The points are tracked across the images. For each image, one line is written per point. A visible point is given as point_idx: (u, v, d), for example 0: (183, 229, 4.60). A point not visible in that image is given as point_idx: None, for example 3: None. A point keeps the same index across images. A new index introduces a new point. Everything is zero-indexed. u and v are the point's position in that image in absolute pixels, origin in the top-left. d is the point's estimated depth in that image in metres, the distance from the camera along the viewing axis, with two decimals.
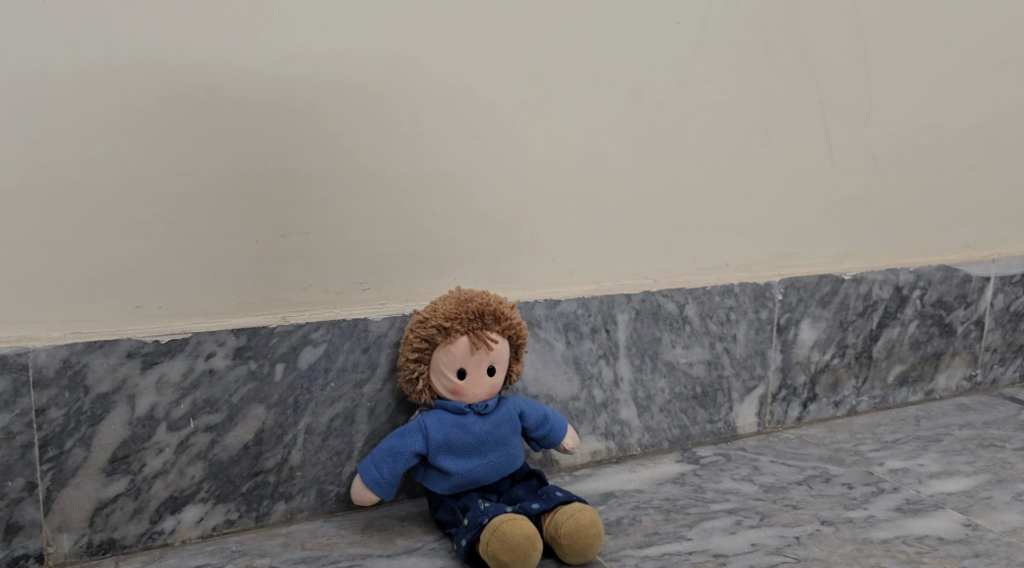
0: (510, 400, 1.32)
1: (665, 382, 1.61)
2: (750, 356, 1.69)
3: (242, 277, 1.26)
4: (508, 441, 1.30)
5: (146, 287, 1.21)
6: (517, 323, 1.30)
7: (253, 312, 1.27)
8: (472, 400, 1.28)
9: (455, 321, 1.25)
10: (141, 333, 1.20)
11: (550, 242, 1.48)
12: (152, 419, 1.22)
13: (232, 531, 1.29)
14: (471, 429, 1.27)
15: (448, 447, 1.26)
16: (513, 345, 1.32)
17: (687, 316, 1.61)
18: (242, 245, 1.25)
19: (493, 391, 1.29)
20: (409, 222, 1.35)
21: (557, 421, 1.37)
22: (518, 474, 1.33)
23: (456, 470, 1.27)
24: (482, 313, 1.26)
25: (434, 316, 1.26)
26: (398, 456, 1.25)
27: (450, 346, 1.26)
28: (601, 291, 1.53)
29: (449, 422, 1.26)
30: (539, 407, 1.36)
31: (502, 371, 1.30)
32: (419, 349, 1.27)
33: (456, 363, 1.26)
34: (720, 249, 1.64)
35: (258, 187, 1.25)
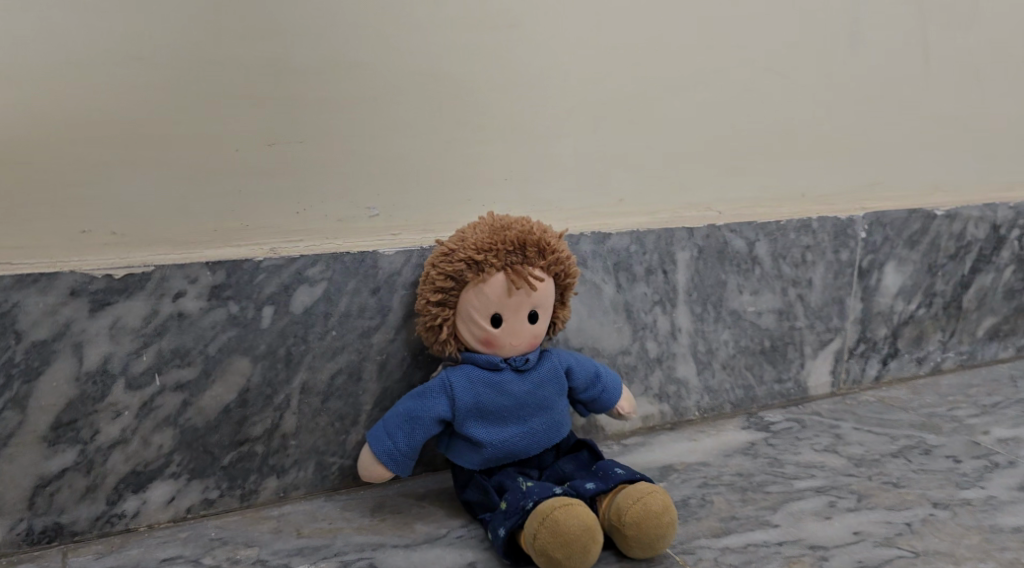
0: (554, 353, 1.07)
1: (729, 335, 1.36)
2: (826, 307, 1.43)
3: (219, 198, 1.00)
4: (553, 405, 1.05)
5: (96, 207, 0.95)
6: (566, 258, 1.04)
7: (235, 243, 1.01)
8: (508, 352, 1.02)
9: (489, 253, 0.99)
10: (91, 265, 0.94)
11: (599, 163, 1.22)
12: (106, 374, 0.96)
13: (211, 514, 1.04)
14: (508, 390, 1.02)
15: (479, 412, 1.01)
16: (560, 286, 1.06)
17: (757, 256, 1.34)
18: (219, 156, 0.99)
19: (535, 342, 1.04)
20: (428, 134, 1.09)
21: (610, 380, 1.11)
22: (565, 444, 1.08)
23: (488, 441, 1.02)
24: (523, 244, 1.00)
25: (462, 247, 1.00)
26: (416, 422, 1.00)
27: (482, 286, 1.00)
28: (657, 224, 1.27)
29: (479, 381, 1.01)
30: (589, 363, 1.10)
31: (547, 318, 1.04)
32: (443, 289, 1.01)
33: (492, 309, 1.00)
34: (796, 177, 1.37)
35: (237, 81, 0.98)
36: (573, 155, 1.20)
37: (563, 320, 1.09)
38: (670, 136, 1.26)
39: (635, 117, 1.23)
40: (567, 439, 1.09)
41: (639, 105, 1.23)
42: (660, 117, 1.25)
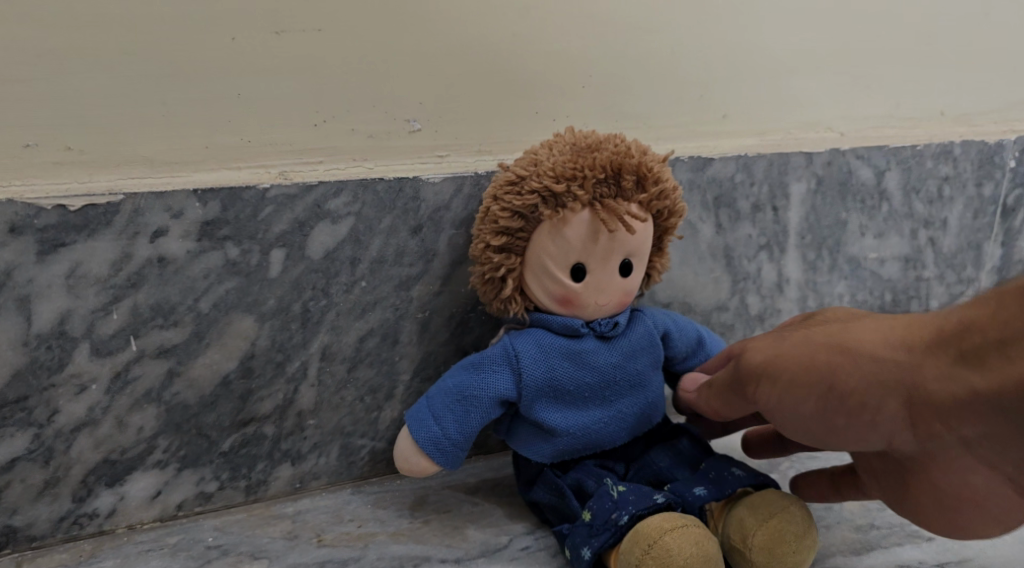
0: (649, 313, 0.83)
1: (845, 287, 1.10)
2: (961, 253, 1.17)
3: (211, 103, 0.75)
4: (647, 383, 0.81)
5: (45, 112, 0.71)
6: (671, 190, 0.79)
7: (233, 164, 0.77)
8: (591, 314, 0.79)
9: (572, 184, 0.74)
10: (37, 193, 0.71)
11: (699, 68, 0.95)
12: (62, 339, 0.73)
13: (208, 511, 0.82)
14: (590, 362, 0.79)
15: (552, 389, 0.78)
16: (659, 228, 0.81)
17: (886, 190, 1.08)
18: (210, 45, 0.74)
19: (626, 300, 0.80)
20: (483, 22, 0.83)
21: (714, 345, 0.87)
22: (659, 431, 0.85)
23: (564, 428, 0.79)
24: (617, 172, 0.75)
25: (537, 174, 0.75)
26: (472, 402, 0.77)
27: (561, 227, 0.75)
28: (768, 147, 1.00)
29: (553, 352, 0.78)
30: (689, 324, 0.86)
31: (642, 270, 0.80)
32: (509, 230, 0.76)
33: (575, 258, 0.76)
34: (937, 90, 1.10)
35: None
36: (666, 57, 0.93)
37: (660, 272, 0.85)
38: (787, 33, 0.99)
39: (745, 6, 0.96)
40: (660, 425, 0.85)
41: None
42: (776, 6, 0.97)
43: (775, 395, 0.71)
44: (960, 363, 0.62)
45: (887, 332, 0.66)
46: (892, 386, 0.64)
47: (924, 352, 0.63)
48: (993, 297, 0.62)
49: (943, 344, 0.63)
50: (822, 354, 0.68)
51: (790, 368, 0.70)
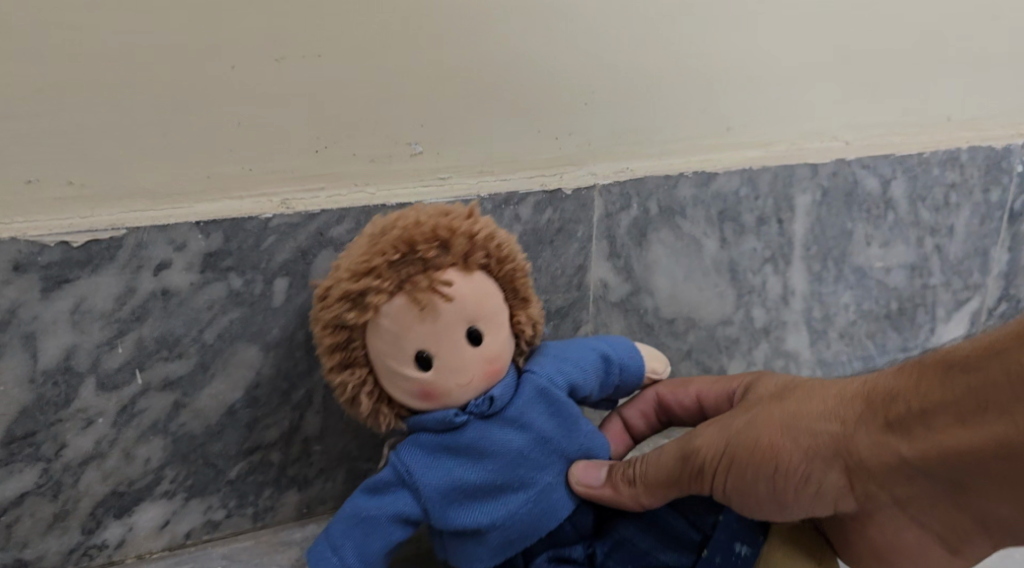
0: (533, 368, 0.80)
1: (851, 297, 1.10)
2: (967, 259, 1.16)
3: (211, 133, 0.75)
4: (555, 440, 0.79)
5: (46, 148, 0.71)
6: (483, 245, 0.76)
7: (234, 193, 0.76)
8: (461, 396, 0.76)
9: (370, 278, 0.72)
10: (39, 229, 0.70)
11: (703, 81, 0.95)
12: (68, 374, 0.73)
13: (216, 538, 0.83)
14: (485, 448, 0.77)
15: (459, 489, 0.77)
16: (504, 279, 0.77)
17: (892, 199, 1.08)
18: (210, 74, 0.74)
19: (492, 367, 0.76)
20: (485, 44, 0.83)
21: (618, 353, 0.84)
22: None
23: (487, 524, 0.77)
24: (412, 247, 0.73)
25: (337, 282, 0.74)
26: (373, 525, 0.76)
27: (382, 326, 0.73)
28: (773, 159, 1.00)
29: (440, 451, 0.77)
30: (589, 350, 0.83)
31: (509, 333, 0.77)
32: (344, 344, 0.75)
33: (410, 353, 0.73)
34: (942, 96, 1.09)
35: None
36: (670, 72, 0.93)
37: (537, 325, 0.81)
38: (792, 42, 0.98)
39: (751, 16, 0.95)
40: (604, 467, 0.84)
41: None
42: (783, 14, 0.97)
43: (740, 486, 0.73)
44: (889, 432, 0.67)
45: (830, 407, 0.71)
46: (828, 460, 0.70)
47: (855, 423, 0.69)
48: (909, 365, 0.68)
49: (872, 412, 0.68)
50: (767, 433, 0.72)
51: (744, 455, 0.72)
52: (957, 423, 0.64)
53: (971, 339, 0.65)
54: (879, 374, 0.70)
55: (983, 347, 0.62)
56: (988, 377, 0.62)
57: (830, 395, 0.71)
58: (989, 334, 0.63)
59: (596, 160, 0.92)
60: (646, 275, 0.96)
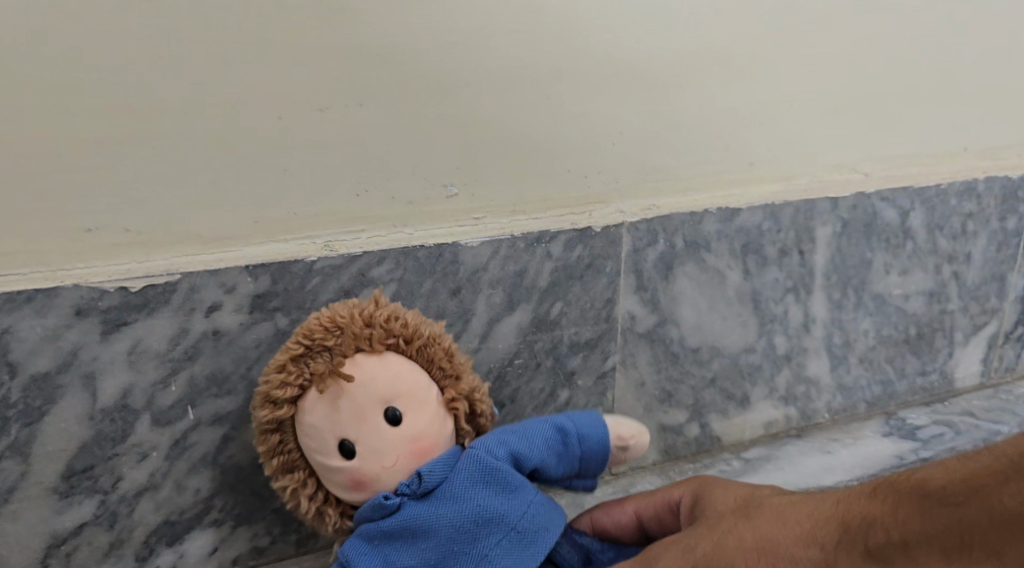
0: (474, 444, 0.79)
1: (871, 324, 1.13)
2: (985, 285, 1.19)
3: (260, 180, 0.79)
4: (491, 507, 0.76)
5: (105, 198, 0.74)
6: (392, 324, 0.77)
7: (280, 236, 0.80)
8: (389, 481, 0.76)
9: (285, 374, 0.75)
10: (99, 275, 0.74)
11: (727, 120, 0.98)
12: (125, 411, 0.77)
13: (262, 564, 0.86)
14: (417, 528, 0.75)
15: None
16: (422, 356, 0.78)
17: (910, 229, 1.10)
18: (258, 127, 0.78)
19: (418, 445, 0.76)
20: (518, 90, 0.86)
21: (574, 423, 0.82)
22: (593, 559, 0.85)
23: None
24: (315, 337, 0.76)
25: (263, 383, 0.77)
26: None
27: (305, 424, 0.75)
28: (795, 193, 1.03)
29: (378, 538, 0.76)
30: (543, 423, 0.82)
31: (436, 412, 0.77)
32: (279, 448, 0.77)
33: (333, 446, 0.75)
34: (961, 128, 1.12)
35: (277, 26, 0.76)
36: (696, 111, 0.96)
37: (478, 406, 0.81)
38: (814, 79, 1.01)
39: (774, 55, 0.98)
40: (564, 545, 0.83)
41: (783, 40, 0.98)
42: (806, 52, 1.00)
43: None
44: (868, 562, 0.65)
45: (806, 531, 0.69)
46: None
47: (834, 548, 0.67)
48: (881, 490, 0.66)
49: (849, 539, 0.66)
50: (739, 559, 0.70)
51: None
52: (943, 558, 0.61)
53: (941, 466, 0.64)
54: (847, 497, 0.69)
55: (964, 481, 0.61)
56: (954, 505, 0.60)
57: (805, 518, 0.70)
58: (971, 468, 0.62)
59: (624, 198, 0.95)
60: (673, 307, 0.99)
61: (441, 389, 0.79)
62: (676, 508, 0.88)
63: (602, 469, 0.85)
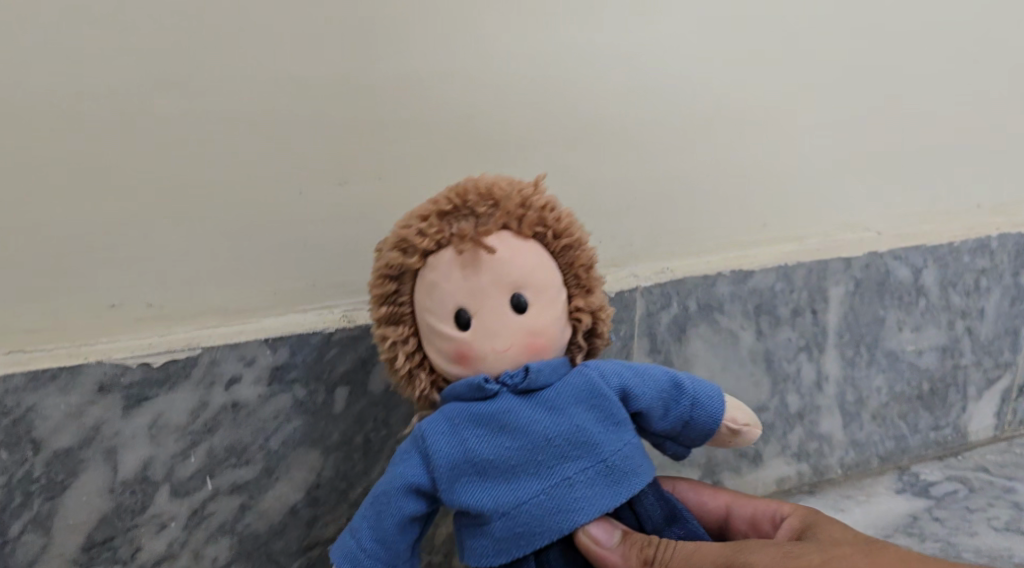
0: (590, 367, 0.78)
1: (883, 380, 1.13)
2: (1000, 337, 1.19)
3: (279, 253, 0.80)
4: (593, 441, 0.75)
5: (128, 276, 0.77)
6: (527, 206, 0.76)
7: (298, 307, 0.81)
8: (497, 360, 0.75)
9: (415, 234, 0.75)
10: (121, 351, 0.76)
11: (740, 183, 0.99)
12: (145, 483, 0.78)
13: None
14: (508, 423, 0.75)
15: (472, 465, 0.74)
16: (565, 257, 0.77)
17: (923, 286, 1.11)
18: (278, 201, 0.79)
19: (534, 344, 0.75)
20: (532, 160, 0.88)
21: (696, 388, 0.79)
22: (677, 516, 0.80)
23: (492, 511, 0.74)
24: (464, 205, 0.75)
25: (382, 247, 0.77)
26: (384, 502, 0.75)
27: (433, 274, 0.75)
28: (810, 253, 1.03)
29: (469, 420, 0.75)
30: (662, 370, 0.80)
31: (560, 315, 0.76)
32: (388, 320, 0.77)
33: (451, 310, 0.74)
34: (972, 186, 1.12)
35: (296, 104, 0.78)
36: (709, 176, 0.97)
37: (597, 325, 0.80)
38: (826, 138, 1.02)
39: (787, 118, 0.99)
40: (650, 499, 0.78)
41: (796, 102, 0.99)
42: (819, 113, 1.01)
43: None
44: None
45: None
46: None
47: None
48: None
49: None
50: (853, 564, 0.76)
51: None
52: None
53: None
54: None
55: None
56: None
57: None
58: None
59: (637, 262, 0.95)
60: (686, 368, 1.00)
61: (566, 297, 0.78)
62: (777, 522, 0.93)
63: (704, 443, 0.81)
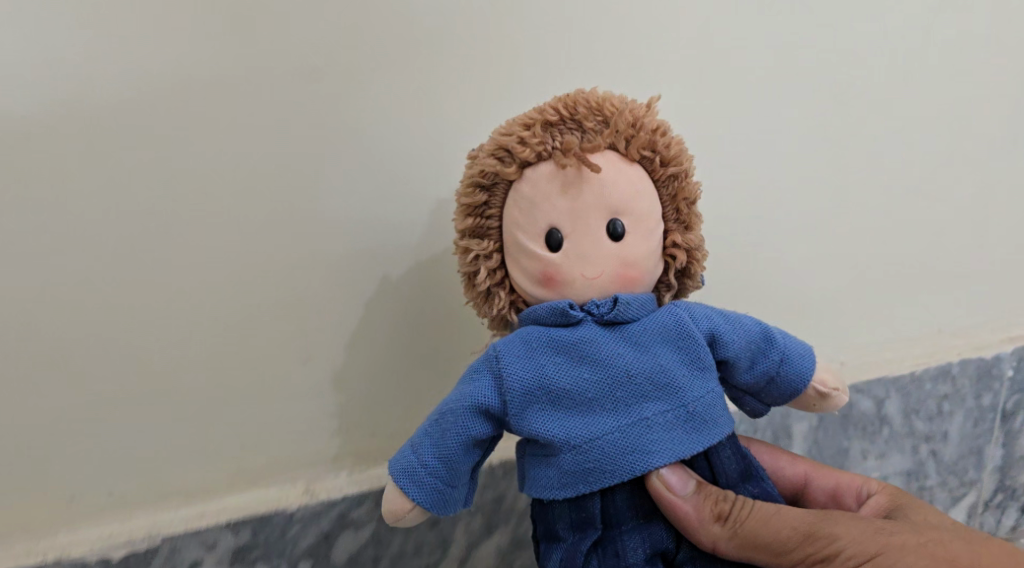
0: (675, 306, 0.62)
1: None
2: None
3: (237, 430, 0.69)
4: (682, 383, 0.60)
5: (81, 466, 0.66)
6: (637, 127, 0.63)
7: (261, 486, 0.70)
8: (580, 292, 0.62)
9: (514, 132, 0.63)
10: (75, 548, 0.65)
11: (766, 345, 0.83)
12: None
13: None
14: (588, 353, 0.60)
15: (546, 398, 0.60)
16: (668, 188, 0.63)
17: (950, 434, 0.93)
18: (203, 337, 0.67)
19: (630, 273, 0.62)
20: None
21: (793, 344, 0.63)
22: (755, 474, 0.62)
23: (565, 442, 0.59)
24: (568, 112, 0.63)
25: (479, 152, 0.64)
26: (448, 424, 0.59)
27: (528, 191, 0.62)
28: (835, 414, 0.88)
29: (545, 346, 0.61)
30: (748, 317, 0.63)
31: (655, 244, 0.62)
32: (476, 215, 0.64)
33: (542, 228, 0.62)
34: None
35: (198, 204, 0.65)
36: None
37: (692, 267, 0.64)
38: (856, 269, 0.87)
39: (795, 198, 0.81)
40: (726, 448, 0.61)
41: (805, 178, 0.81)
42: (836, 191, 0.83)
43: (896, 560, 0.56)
44: None
45: None
46: None
47: None
48: None
49: None
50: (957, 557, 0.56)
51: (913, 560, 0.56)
52: None
53: None
54: None
55: None
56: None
57: None
58: None
59: None
60: None
61: (662, 232, 0.63)
62: (863, 501, 0.64)
63: (786, 402, 0.64)
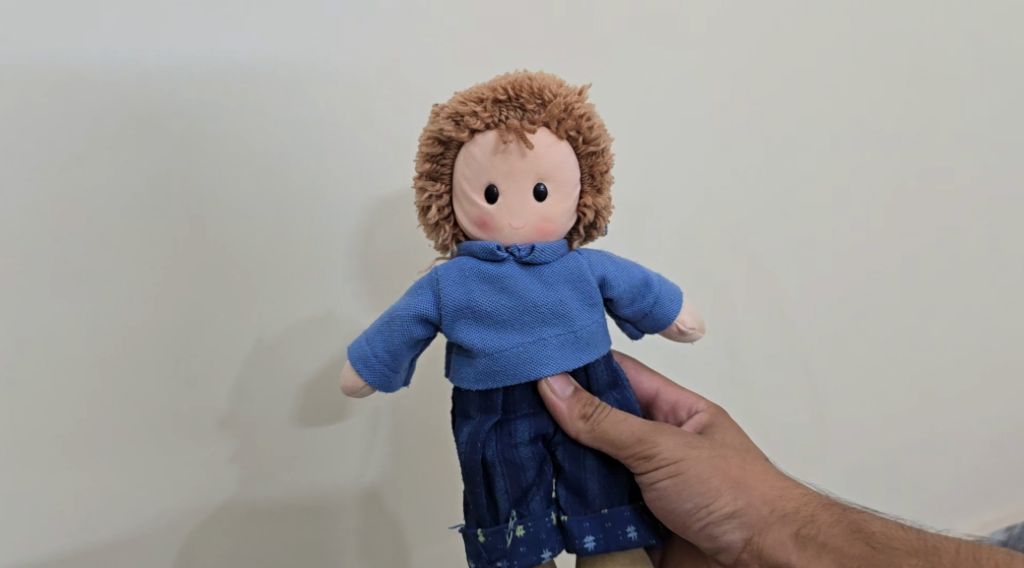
0: (578, 256, 0.82)
1: None
2: (844, 471, 1.14)
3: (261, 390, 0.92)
4: (573, 314, 0.80)
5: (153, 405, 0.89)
6: (568, 112, 0.79)
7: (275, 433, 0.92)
8: (507, 236, 0.79)
9: (469, 103, 0.78)
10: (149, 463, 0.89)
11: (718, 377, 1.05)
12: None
13: None
14: (508, 284, 0.79)
15: (471, 313, 0.79)
16: (585, 162, 0.80)
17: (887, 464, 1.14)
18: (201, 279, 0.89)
19: (546, 226, 0.79)
20: None
21: (665, 288, 0.83)
22: (620, 382, 0.84)
23: (481, 348, 0.79)
24: (513, 92, 0.78)
25: (439, 110, 0.80)
26: (396, 325, 0.79)
27: (473, 150, 0.78)
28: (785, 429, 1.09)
29: (474, 275, 0.79)
30: (635, 267, 0.83)
31: (570, 205, 0.80)
32: (432, 162, 0.80)
33: (482, 183, 0.78)
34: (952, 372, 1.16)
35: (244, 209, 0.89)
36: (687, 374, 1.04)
37: (598, 222, 0.82)
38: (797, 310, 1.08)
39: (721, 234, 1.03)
40: (601, 365, 0.83)
41: (663, 147, 1.00)
42: (715, 183, 1.02)
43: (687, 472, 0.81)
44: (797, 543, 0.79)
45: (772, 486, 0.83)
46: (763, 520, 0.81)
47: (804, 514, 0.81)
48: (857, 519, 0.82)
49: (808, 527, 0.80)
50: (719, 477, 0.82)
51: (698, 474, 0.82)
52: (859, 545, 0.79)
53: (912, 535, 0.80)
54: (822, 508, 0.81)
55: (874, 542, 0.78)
56: (924, 540, 0.77)
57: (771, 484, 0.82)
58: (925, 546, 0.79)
59: None
60: None
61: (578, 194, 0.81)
62: (692, 413, 0.91)
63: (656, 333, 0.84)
